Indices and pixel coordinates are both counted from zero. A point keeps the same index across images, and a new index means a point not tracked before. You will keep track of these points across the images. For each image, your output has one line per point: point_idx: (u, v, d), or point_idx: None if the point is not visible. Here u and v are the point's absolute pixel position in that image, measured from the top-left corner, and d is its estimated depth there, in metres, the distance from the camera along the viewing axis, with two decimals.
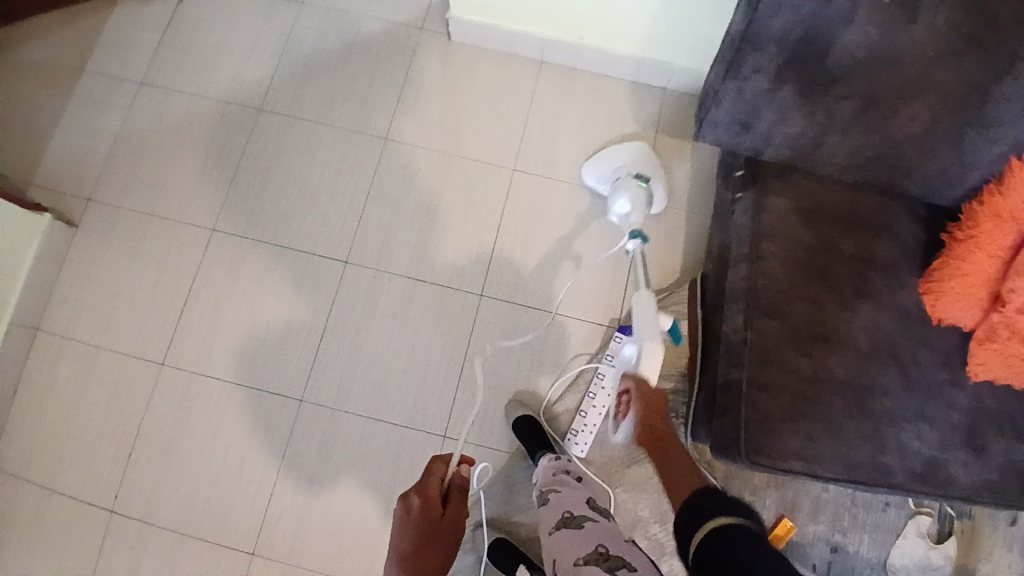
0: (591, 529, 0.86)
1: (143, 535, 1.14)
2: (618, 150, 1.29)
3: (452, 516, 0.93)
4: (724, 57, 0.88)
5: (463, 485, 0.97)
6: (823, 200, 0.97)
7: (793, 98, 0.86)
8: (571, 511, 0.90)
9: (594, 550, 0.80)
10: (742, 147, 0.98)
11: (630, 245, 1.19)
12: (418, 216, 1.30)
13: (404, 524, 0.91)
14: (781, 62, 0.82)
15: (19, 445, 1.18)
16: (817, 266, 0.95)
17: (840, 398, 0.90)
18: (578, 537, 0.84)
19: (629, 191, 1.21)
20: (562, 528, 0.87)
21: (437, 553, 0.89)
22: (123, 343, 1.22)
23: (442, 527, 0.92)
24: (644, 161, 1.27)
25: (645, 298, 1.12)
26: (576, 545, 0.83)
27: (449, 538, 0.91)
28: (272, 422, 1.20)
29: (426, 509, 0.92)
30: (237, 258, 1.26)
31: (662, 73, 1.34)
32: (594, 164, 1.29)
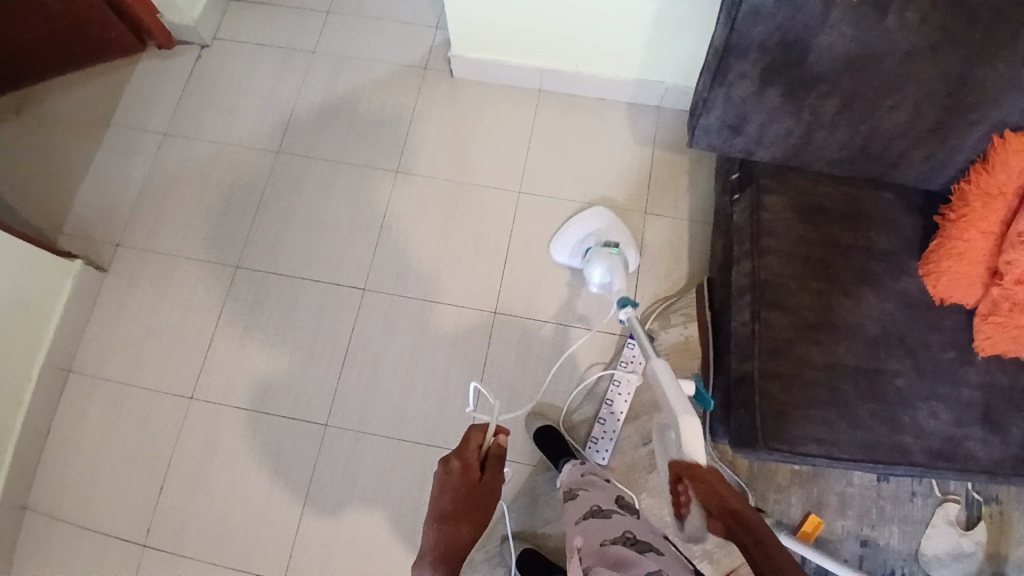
0: (618, 519, 0.90)
1: (177, 565, 1.16)
2: (580, 219, 1.32)
3: (488, 481, 0.95)
4: (710, 67, 0.94)
5: (500, 453, 0.97)
6: (818, 196, 1.02)
7: (777, 98, 0.92)
8: (599, 505, 0.94)
9: (621, 535, 0.85)
10: (734, 151, 1.03)
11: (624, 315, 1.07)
12: (431, 241, 1.35)
13: (445, 486, 0.93)
14: (763, 67, 0.89)
15: (53, 483, 1.21)
16: (817, 258, 0.99)
17: (852, 381, 0.92)
18: (606, 524, 0.88)
19: (604, 260, 1.21)
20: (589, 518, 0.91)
21: (473, 514, 0.93)
22: (153, 378, 1.27)
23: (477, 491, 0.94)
24: (608, 226, 1.31)
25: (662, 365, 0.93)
26: (602, 530, 0.87)
27: (484, 502, 0.94)
28: (299, 446, 1.22)
29: (465, 475, 0.93)
30: (260, 292, 1.31)
31: (655, 92, 1.41)
32: (561, 241, 1.31)
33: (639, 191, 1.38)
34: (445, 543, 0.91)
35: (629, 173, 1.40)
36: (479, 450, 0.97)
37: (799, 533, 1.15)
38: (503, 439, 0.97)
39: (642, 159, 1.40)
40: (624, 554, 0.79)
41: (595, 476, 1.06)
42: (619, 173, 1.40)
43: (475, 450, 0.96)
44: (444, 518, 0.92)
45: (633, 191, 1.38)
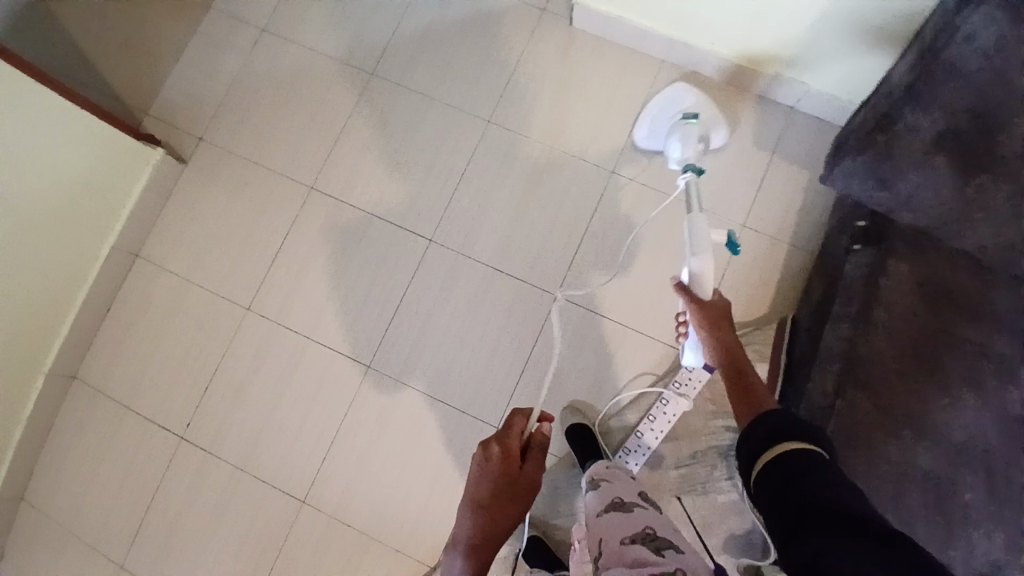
0: (639, 516, 0.86)
1: (208, 463, 1.22)
2: (666, 92, 1.26)
3: (528, 472, 0.92)
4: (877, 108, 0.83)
5: (542, 441, 0.95)
6: (949, 281, 0.90)
7: (945, 167, 0.79)
8: (622, 498, 0.91)
9: (641, 531, 0.80)
10: (871, 205, 0.91)
11: (685, 178, 1.06)
12: (510, 204, 1.29)
13: (485, 471, 0.92)
14: (939, 127, 0.77)
15: (108, 358, 1.27)
16: (927, 349, 0.89)
17: (918, 486, 0.87)
18: (627, 520, 0.84)
19: (679, 129, 1.19)
20: (611, 511, 0.89)
21: (511, 504, 0.91)
22: (214, 281, 1.28)
23: (518, 479, 0.92)
24: (695, 98, 1.23)
25: (696, 218, 0.99)
26: (622, 526, 0.83)
27: (523, 492, 0.91)
28: (340, 380, 1.24)
29: (506, 460, 0.92)
30: (330, 219, 1.29)
31: (793, 92, 1.26)
32: (643, 119, 1.27)
33: (741, 200, 1.27)
34: (480, 533, 0.89)
35: (735, 179, 1.28)
36: (522, 438, 0.95)
37: None
38: (548, 428, 0.94)
39: (753, 166, 1.28)
40: (644, 553, 0.74)
41: (619, 470, 1.05)
42: (725, 175, 1.28)
43: (518, 437, 0.95)
44: (483, 506, 0.91)
45: (735, 200, 1.27)
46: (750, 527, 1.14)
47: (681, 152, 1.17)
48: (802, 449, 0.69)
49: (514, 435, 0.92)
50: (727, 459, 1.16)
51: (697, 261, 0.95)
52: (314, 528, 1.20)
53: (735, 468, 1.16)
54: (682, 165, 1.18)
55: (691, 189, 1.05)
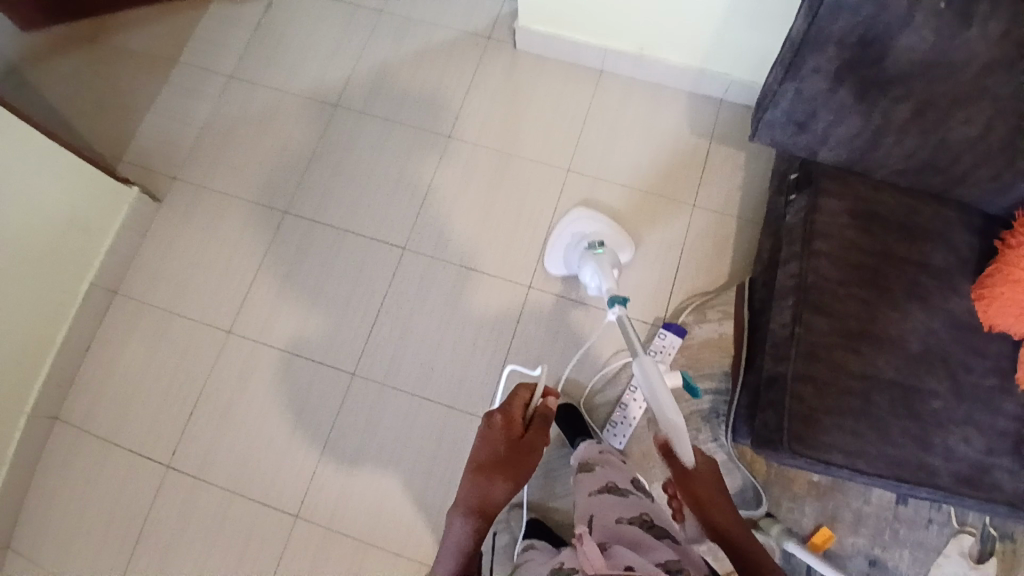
0: (634, 500, 0.88)
1: (196, 490, 1.20)
2: (568, 227, 1.30)
3: (530, 441, 0.94)
4: (783, 60, 0.93)
5: (546, 413, 0.95)
6: (876, 206, 1.00)
7: (846, 99, 0.91)
8: (615, 482, 0.92)
9: (638, 516, 0.84)
10: (797, 149, 1.02)
11: (613, 313, 1.06)
12: (476, 209, 1.36)
13: (486, 438, 0.93)
14: (838, 64, 0.87)
15: (89, 396, 1.26)
16: (868, 268, 0.97)
17: (887, 395, 0.91)
18: (624, 502, 0.87)
19: (589, 259, 1.19)
20: (607, 492, 0.90)
21: (510, 471, 0.92)
22: (194, 310, 1.31)
23: (518, 447, 0.93)
24: (598, 227, 1.29)
25: (644, 364, 0.91)
26: (618, 508, 0.86)
27: (523, 460, 0.93)
28: (325, 391, 1.26)
29: (507, 428, 0.93)
30: (304, 239, 1.34)
31: (719, 84, 1.38)
32: (553, 255, 1.29)
33: (689, 182, 1.36)
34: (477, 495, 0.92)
35: (680, 165, 1.38)
36: (525, 410, 0.96)
37: (809, 543, 1.13)
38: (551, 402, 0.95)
39: (696, 151, 1.38)
40: (641, 538, 0.79)
41: (610, 454, 1.04)
42: (671, 161, 1.38)
43: (520, 408, 0.96)
44: (481, 470, 0.92)
45: (683, 183, 1.36)
46: (742, 485, 1.16)
47: (601, 282, 1.14)
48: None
49: (517, 405, 0.94)
50: (711, 420, 1.19)
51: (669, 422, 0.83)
52: (309, 543, 1.17)
53: (719, 429, 1.18)
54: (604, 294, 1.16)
55: (625, 322, 1.03)
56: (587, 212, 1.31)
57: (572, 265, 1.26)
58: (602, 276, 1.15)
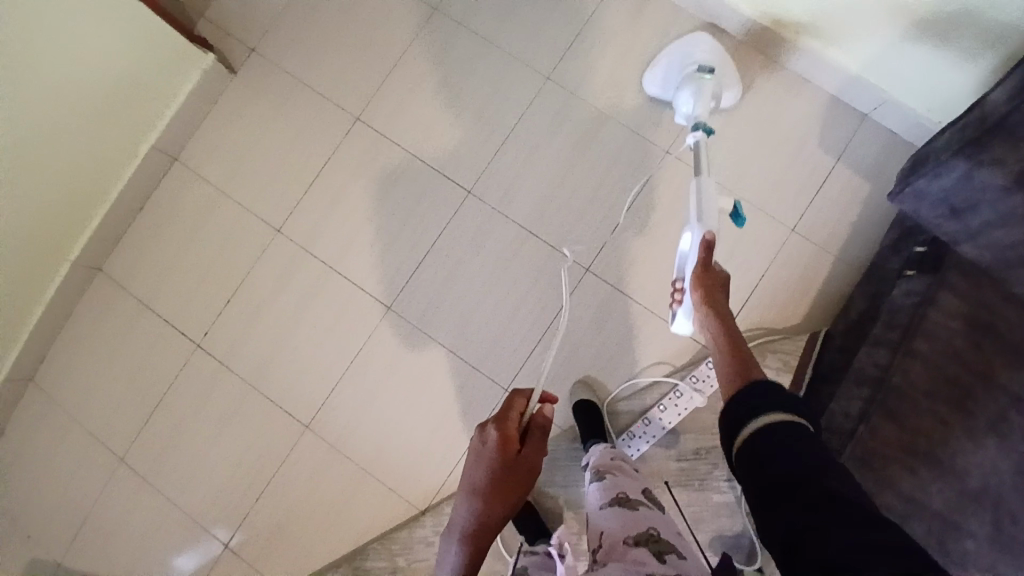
0: (644, 515, 0.82)
1: (218, 372, 1.25)
2: (680, 43, 1.20)
3: (526, 457, 0.89)
4: (963, 135, 0.81)
5: (542, 424, 0.92)
6: (1001, 317, 0.86)
7: (1018, 203, 0.76)
8: (625, 494, 0.88)
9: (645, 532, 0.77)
10: (938, 229, 0.88)
11: (692, 137, 1.07)
12: (554, 169, 1.24)
13: (480, 456, 0.89)
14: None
15: (135, 256, 1.29)
16: (962, 386, 0.86)
17: (922, 525, 0.85)
18: (630, 516, 0.80)
19: (693, 82, 1.13)
20: (615, 505, 0.85)
21: (507, 492, 0.87)
22: (247, 197, 1.28)
23: (515, 467, 0.88)
24: (710, 53, 1.18)
25: (704, 179, 1.00)
26: (626, 521, 0.80)
27: (520, 479, 0.88)
28: (357, 316, 1.24)
29: (503, 446, 0.89)
30: (370, 153, 1.27)
31: (870, 99, 1.18)
32: (655, 71, 1.20)
33: (794, 203, 1.21)
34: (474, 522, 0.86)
35: (791, 180, 1.22)
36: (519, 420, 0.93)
37: None
38: (548, 411, 0.92)
39: (815, 170, 1.22)
40: (643, 556, 0.72)
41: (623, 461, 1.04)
42: (781, 174, 1.22)
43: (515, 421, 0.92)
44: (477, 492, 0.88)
45: (789, 201, 1.22)
46: (739, 531, 1.13)
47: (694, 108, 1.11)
48: (789, 424, 0.64)
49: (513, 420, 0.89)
50: None
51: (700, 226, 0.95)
52: (311, 454, 1.22)
53: None
54: (689, 120, 1.13)
55: (700, 148, 1.06)
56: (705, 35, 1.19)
57: (670, 88, 1.20)
58: (698, 106, 1.11)
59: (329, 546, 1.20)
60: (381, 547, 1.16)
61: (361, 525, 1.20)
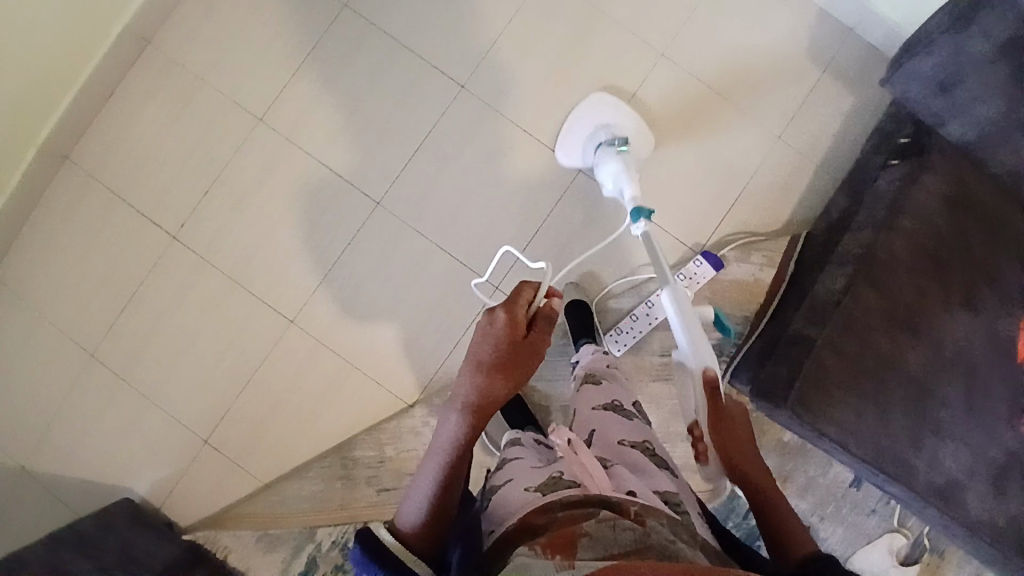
0: (635, 424, 0.86)
1: (198, 267, 1.20)
2: (585, 110, 1.20)
3: (532, 343, 0.84)
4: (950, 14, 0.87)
5: (550, 316, 0.85)
6: (975, 199, 0.91)
7: (1003, 68, 0.84)
8: (619, 402, 0.90)
9: (641, 443, 0.82)
10: (925, 111, 0.93)
11: (637, 229, 1.00)
12: (548, 67, 1.23)
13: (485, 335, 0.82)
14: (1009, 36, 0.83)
15: (103, 144, 1.21)
16: (939, 259, 0.91)
17: (903, 389, 0.89)
18: (626, 423, 0.85)
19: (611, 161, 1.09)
20: (608, 410, 0.88)
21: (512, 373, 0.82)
22: (227, 85, 1.22)
23: (519, 351, 0.82)
24: (621, 119, 1.19)
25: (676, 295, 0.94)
26: (623, 428, 0.84)
27: (525, 364, 0.83)
28: (345, 212, 1.21)
29: (510, 329, 0.82)
30: (359, 44, 1.22)
31: (854, 10, 1.21)
32: (568, 141, 1.20)
33: (781, 112, 1.24)
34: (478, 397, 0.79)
35: (779, 88, 1.24)
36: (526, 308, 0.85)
37: None
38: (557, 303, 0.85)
39: (802, 79, 1.24)
40: (644, 466, 0.77)
41: (616, 370, 1.03)
42: (771, 81, 1.24)
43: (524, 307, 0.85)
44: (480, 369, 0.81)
45: (776, 109, 1.24)
46: None
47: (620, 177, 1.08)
48: None
49: (523, 302, 0.82)
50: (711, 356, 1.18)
51: (698, 357, 0.89)
52: (296, 351, 1.19)
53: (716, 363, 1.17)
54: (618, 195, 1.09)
55: (651, 241, 0.99)
56: (608, 100, 1.21)
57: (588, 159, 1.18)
58: (624, 179, 1.07)
59: (313, 440, 1.18)
60: (369, 437, 1.16)
61: (348, 419, 1.18)
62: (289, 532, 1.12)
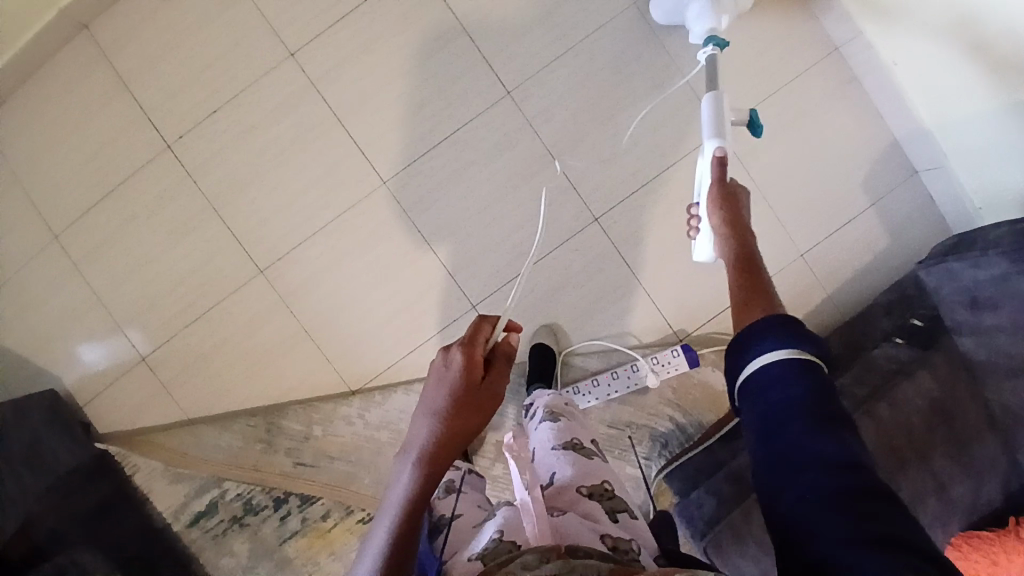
0: (596, 464, 0.81)
1: (185, 186, 1.15)
2: None
3: (491, 385, 0.77)
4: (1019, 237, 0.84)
5: (509, 354, 0.79)
6: (957, 420, 0.90)
7: None
8: (580, 441, 0.85)
9: (598, 485, 0.77)
10: (950, 316, 0.94)
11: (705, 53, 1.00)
12: (601, 105, 1.16)
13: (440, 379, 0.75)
14: None
15: (124, 24, 1.12)
16: (899, 462, 0.89)
17: None
18: (585, 463, 0.80)
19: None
20: (567, 449, 0.83)
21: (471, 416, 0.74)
22: (269, 6, 1.13)
23: (478, 394, 0.75)
24: None
25: (719, 95, 0.94)
26: (581, 471, 0.79)
27: (484, 406, 0.75)
28: (350, 179, 1.15)
29: (466, 370, 0.75)
30: (418, 10, 1.13)
31: (930, 157, 1.14)
32: None
33: (815, 231, 1.18)
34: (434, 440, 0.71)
35: (823, 207, 1.18)
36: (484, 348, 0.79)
37: None
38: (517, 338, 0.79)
39: (848, 206, 1.18)
40: (593, 513, 0.72)
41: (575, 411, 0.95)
42: (818, 197, 1.17)
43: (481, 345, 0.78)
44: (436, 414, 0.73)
45: (811, 226, 1.18)
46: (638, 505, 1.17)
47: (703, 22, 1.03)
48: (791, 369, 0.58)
49: (479, 338, 0.76)
50: (654, 442, 1.16)
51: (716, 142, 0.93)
52: (258, 302, 1.16)
53: (657, 453, 1.16)
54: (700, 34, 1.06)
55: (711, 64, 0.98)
56: None
57: None
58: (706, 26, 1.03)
59: (246, 393, 1.17)
60: (301, 411, 1.16)
61: (287, 385, 1.17)
62: (197, 473, 1.13)
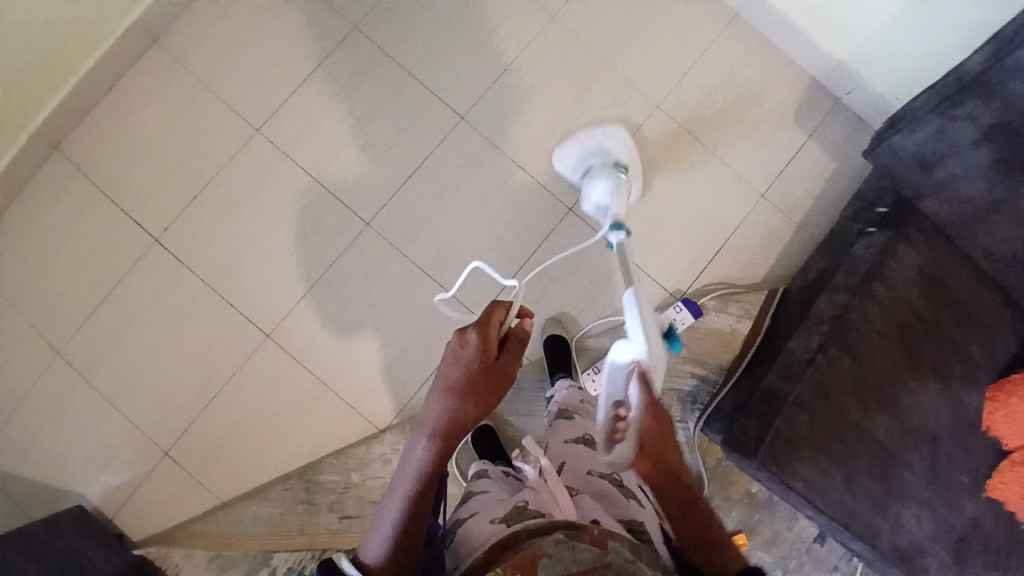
0: None
1: (178, 273, 1.18)
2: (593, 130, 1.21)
3: (504, 365, 0.78)
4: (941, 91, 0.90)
5: (522, 337, 0.80)
6: (951, 284, 0.97)
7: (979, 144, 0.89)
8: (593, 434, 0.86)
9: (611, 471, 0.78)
10: (907, 184, 0.98)
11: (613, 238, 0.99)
12: (548, 109, 1.26)
13: (455, 359, 0.76)
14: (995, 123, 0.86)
15: (94, 139, 1.19)
16: (912, 335, 0.94)
17: (867, 455, 0.92)
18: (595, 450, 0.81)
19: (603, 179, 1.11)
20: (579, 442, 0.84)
21: (485, 395, 0.76)
22: (229, 93, 1.22)
23: (492, 374, 0.76)
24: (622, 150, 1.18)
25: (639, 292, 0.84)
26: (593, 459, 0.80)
27: (497, 385, 0.77)
28: (336, 228, 1.21)
29: (481, 351, 0.76)
30: (365, 65, 1.24)
31: (845, 83, 1.26)
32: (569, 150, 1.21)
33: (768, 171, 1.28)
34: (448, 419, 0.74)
35: (769, 150, 1.28)
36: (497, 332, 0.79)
37: None
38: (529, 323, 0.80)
39: (790, 143, 1.28)
40: (605, 491, 0.74)
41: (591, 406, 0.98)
42: (762, 142, 1.28)
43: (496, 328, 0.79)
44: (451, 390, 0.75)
45: (763, 168, 1.28)
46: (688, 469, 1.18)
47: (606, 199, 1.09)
48: None
49: (494, 323, 0.77)
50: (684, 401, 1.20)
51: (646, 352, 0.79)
52: (271, 365, 1.17)
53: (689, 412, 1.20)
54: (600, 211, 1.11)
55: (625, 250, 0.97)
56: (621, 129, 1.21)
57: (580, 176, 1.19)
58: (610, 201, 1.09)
59: (277, 459, 1.15)
60: (336, 461, 1.14)
61: (317, 440, 1.16)
62: (244, 554, 1.09)
